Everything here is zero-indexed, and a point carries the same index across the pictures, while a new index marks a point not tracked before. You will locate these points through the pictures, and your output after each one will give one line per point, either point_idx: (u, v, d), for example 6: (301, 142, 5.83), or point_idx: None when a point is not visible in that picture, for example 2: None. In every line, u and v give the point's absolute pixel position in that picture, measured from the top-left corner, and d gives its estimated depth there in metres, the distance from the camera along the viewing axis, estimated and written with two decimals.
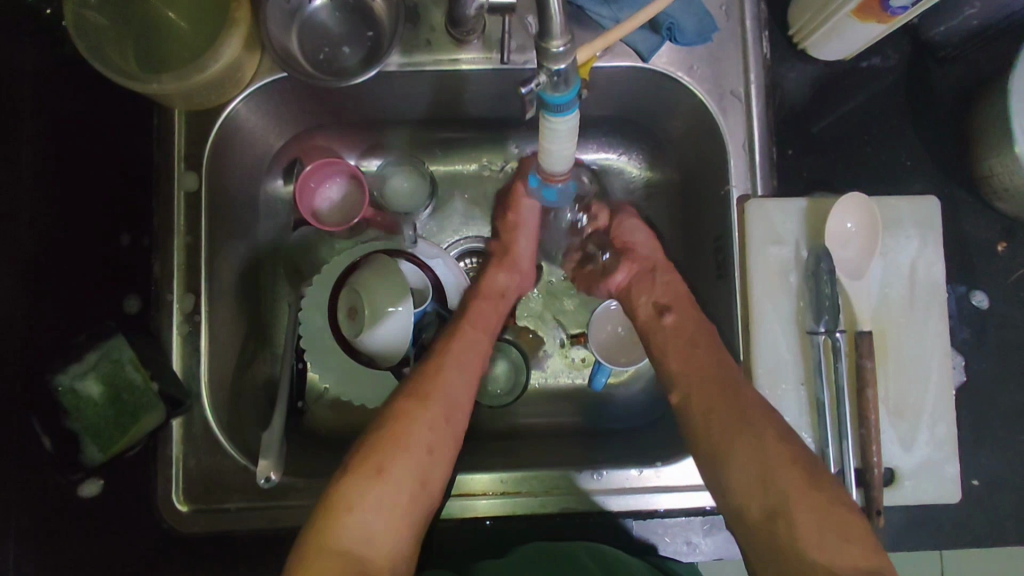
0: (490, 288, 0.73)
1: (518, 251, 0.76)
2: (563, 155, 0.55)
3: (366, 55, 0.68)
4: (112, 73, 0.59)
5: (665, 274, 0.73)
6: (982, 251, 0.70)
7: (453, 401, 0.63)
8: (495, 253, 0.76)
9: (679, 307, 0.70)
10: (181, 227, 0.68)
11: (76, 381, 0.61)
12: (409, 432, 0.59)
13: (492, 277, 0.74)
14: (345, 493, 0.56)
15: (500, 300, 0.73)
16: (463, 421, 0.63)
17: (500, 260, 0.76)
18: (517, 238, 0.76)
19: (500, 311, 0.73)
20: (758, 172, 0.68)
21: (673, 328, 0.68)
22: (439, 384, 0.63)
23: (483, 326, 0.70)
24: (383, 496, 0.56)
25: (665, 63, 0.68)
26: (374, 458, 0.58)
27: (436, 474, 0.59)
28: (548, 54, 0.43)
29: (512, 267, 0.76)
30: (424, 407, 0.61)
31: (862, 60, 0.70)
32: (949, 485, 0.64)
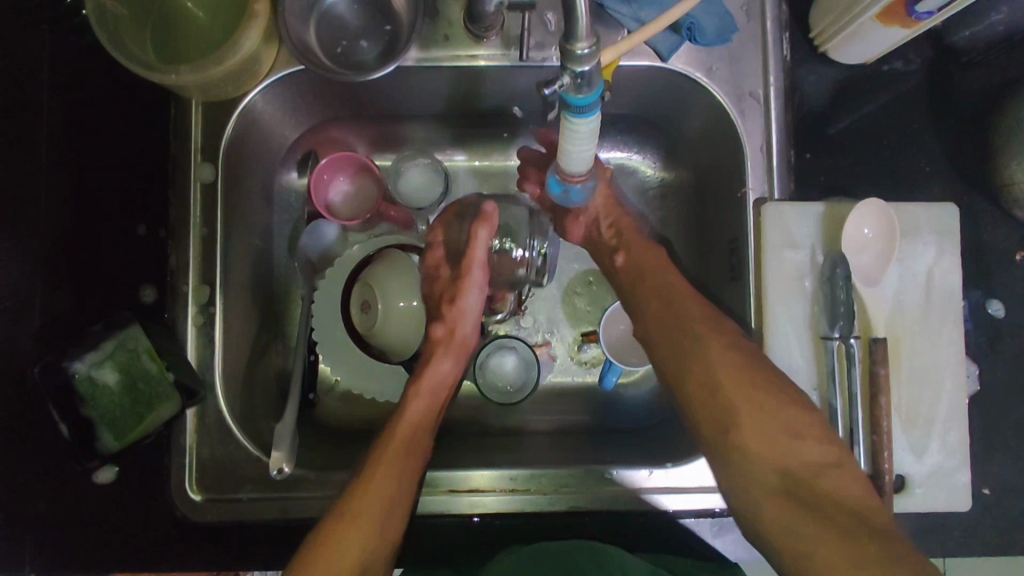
0: (434, 379, 0.68)
1: (461, 334, 0.71)
2: (582, 156, 0.55)
3: (383, 50, 0.69)
4: (133, 64, 0.59)
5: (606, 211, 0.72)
6: (1000, 259, 0.69)
7: (406, 459, 0.62)
8: (439, 338, 0.70)
9: (629, 247, 0.70)
10: (197, 219, 0.68)
11: (94, 370, 0.62)
12: (374, 492, 0.58)
13: (436, 365, 0.69)
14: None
15: (440, 393, 0.68)
16: (409, 496, 0.61)
17: (441, 345, 0.70)
18: (461, 321, 0.71)
19: (434, 407, 0.67)
20: (775, 174, 0.67)
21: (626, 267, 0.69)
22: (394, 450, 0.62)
23: (428, 423, 0.66)
24: (352, 555, 0.54)
25: (684, 64, 0.67)
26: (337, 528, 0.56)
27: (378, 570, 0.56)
28: (572, 56, 0.43)
29: (455, 353, 0.70)
30: (384, 473, 0.60)
31: (883, 64, 0.69)
32: (961, 494, 0.64)
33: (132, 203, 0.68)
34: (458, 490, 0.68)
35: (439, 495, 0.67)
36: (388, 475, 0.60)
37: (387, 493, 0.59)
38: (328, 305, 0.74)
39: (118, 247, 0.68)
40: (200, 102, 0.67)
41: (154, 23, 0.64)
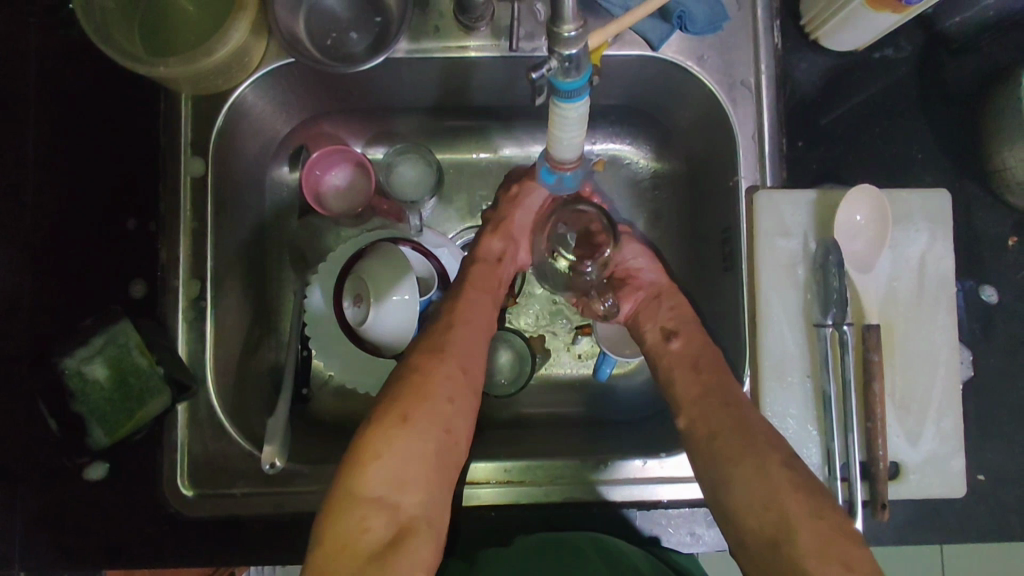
0: (488, 254, 0.71)
1: (514, 221, 0.72)
2: (573, 142, 0.54)
3: (373, 41, 0.68)
4: (119, 57, 0.58)
5: (671, 299, 0.71)
6: (992, 245, 0.69)
7: (475, 320, 0.65)
8: (489, 222, 0.73)
9: (687, 331, 0.68)
10: (186, 213, 0.67)
11: (83, 365, 0.62)
12: (452, 349, 0.62)
13: (487, 242, 0.72)
14: (374, 437, 0.54)
15: (499, 264, 0.71)
16: (482, 359, 0.63)
17: (494, 226, 0.72)
18: (514, 210, 0.72)
19: (501, 276, 0.71)
20: (768, 162, 0.67)
21: (678, 353, 0.66)
22: (464, 309, 0.65)
23: (487, 288, 0.69)
24: (434, 403, 0.57)
25: (675, 52, 0.67)
26: (418, 379, 0.59)
27: (459, 424, 0.58)
28: (560, 38, 0.43)
29: (510, 236, 0.72)
30: (457, 333, 0.63)
31: (875, 52, 0.69)
32: (956, 480, 0.64)
33: (120, 196, 0.67)
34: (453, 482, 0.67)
35: None
36: (461, 337, 0.63)
37: (462, 352, 0.62)
38: (320, 299, 0.73)
39: (108, 242, 0.67)
40: (190, 96, 0.67)
41: (140, 16, 0.64)
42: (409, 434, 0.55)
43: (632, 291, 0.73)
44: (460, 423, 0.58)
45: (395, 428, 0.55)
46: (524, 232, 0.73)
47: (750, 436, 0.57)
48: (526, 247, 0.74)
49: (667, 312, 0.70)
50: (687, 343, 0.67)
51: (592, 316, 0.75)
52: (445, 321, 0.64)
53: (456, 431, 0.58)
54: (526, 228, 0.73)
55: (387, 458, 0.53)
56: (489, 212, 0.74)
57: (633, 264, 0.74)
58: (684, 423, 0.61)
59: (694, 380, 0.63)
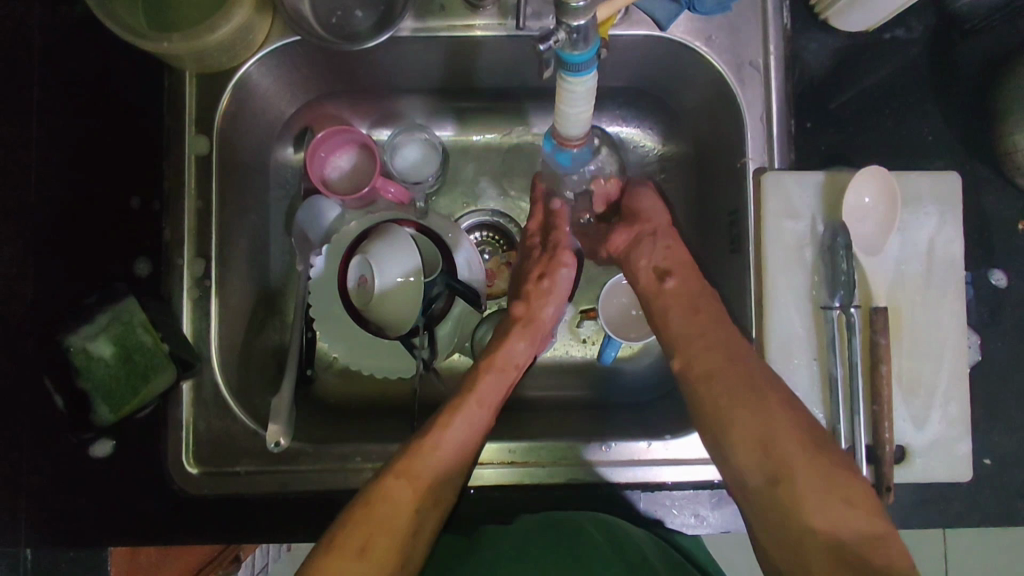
0: (506, 359, 0.68)
1: (544, 319, 0.72)
2: (580, 118, 0.54)
3: (378, 19, 0.68)
4: (124, 32, 0.58)
5: (667, 237, 0.71)
6: (1002, 228, 0.69)
7: (466, 440, 0.62)
8: (519, 319, 0.71)
9: (682, 273, 0.68)
10: (192, 192, 0.67)
11: (88, 342, 0.62)
12: (429, 477, 0.58)
13: (512, 345, 0.69)
14: (326, 571, 0.51)
15: (514, 373, 0.68)
16: (458, 479, 0.61)
17: (523, 327, 0.71)
18: (546, 305, 0.73)
19: (510, 383, 0.68)
20: (776, 144, 0.67)
21: (673, 293, 0.67)
22: (452, 431, 0.61)
23: (491, 404, 0.65)
24: (396, 537, 0.54)
25: (683, 33, 0.66)
26: (384, 509, 0.55)
27: (412, 555, 0.55)
28: (568, 8, 0.42)
29: (535, 338, 0.71)
30: (439, 458, 0.60)
31: (885, 33, 0.68)
32: (962, 464, 0.63)
33: (125, 175, 0.67)
34: None
35: None
36: (442, 463, 0.60)
37: (436, 478, 0.59)
38: (325, 280, 0.73)
39: (114, 220, 0.67)
40: (195, 74, 0.67)
41: None
42: (363, 568, 0.52)
43: (630, 228, 0.72)
44: (413, 559, 0.56)
45: (349, 564, 0.52)
46: (547, 332, 0.73)
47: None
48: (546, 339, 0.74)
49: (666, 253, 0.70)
50: (680, 283, 0.67)
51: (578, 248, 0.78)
52: (432, 435, 0.61)
53: (408, 567, 0.55)
54: (551, 323, 0.73)
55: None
56: (520, 304, 0.73)
57: (639, 203, 0.73)
58: (680, 366, 0.62)
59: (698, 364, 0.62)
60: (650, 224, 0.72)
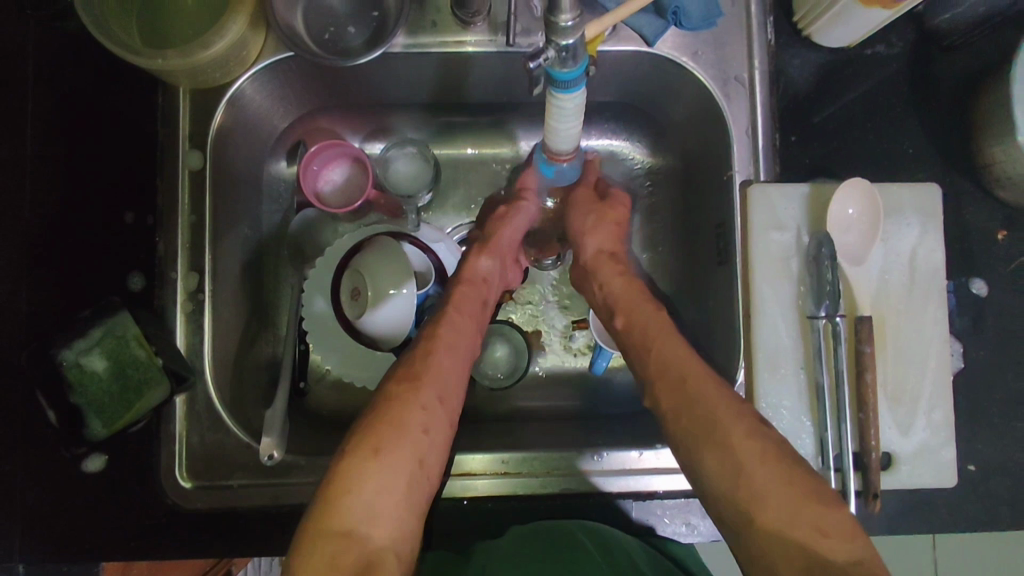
0: (473, 274, 0.71)
1: (501, 239, 0.73)
2: (570, 133, 0.55)
3: (371, 36, 0.69)
4: (119, 48, 0.59)
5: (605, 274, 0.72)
6: (982, 239, 0.70)
7: (457, 344, 0.65)
8: (477, 240, 0.74)
9: (626, 308, 0.68)
10: (185, 207, 0.68)
11: (81, 357, 0.62)
12: (428, 380, 0.61)
13: (474, 261, 0.72)
14: (346, 472, 0.54)
15: (483, 285, 0.71)
16: (461, 382, 0.64)
17: (482, 244, 0.73)
18: (501, 229, 0.74)
19: (485, 296, 0.71)
20: (761, 156, 0.68)
21: (624, 333, 0.67)
22: (444, 343, 0.65)
23: (470, 311, 0.69)
24: (411, 437, 0.57)
25: (670, 48, 0.68)
26: (394, 412, 0.58)
27: (432, 458, 0.58)
28: (557, 28, 0.43)
29: (496, 253, 0.73)
30: (437, 360, 0.63)
31: (866, 48, 0.70)
32: (946, 471, 0.65)
33: (119, 190, 0.68)
34: (451, 474, 0.68)
35: None
36: (444, 370, 0.63)
37: (440, 380, 0.62)
38: (318, 293, 0.74)
39: (106, 235, 0.67)
40: (188, 90, 0.68)
41: (139, 9, 0.65)
42: (382, 466, 0.54)
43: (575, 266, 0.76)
44: (433, 454, 0.58)
45: (366, 462, 0.54)
46: (511, 252, 0.75)
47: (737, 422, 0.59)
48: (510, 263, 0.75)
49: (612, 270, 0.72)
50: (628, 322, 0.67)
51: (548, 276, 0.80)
52: (424, 346, 0.64)
53: (429, 463, 0.57)
54: (512, 249, 0.75)
55: (361, 492, 0.53)
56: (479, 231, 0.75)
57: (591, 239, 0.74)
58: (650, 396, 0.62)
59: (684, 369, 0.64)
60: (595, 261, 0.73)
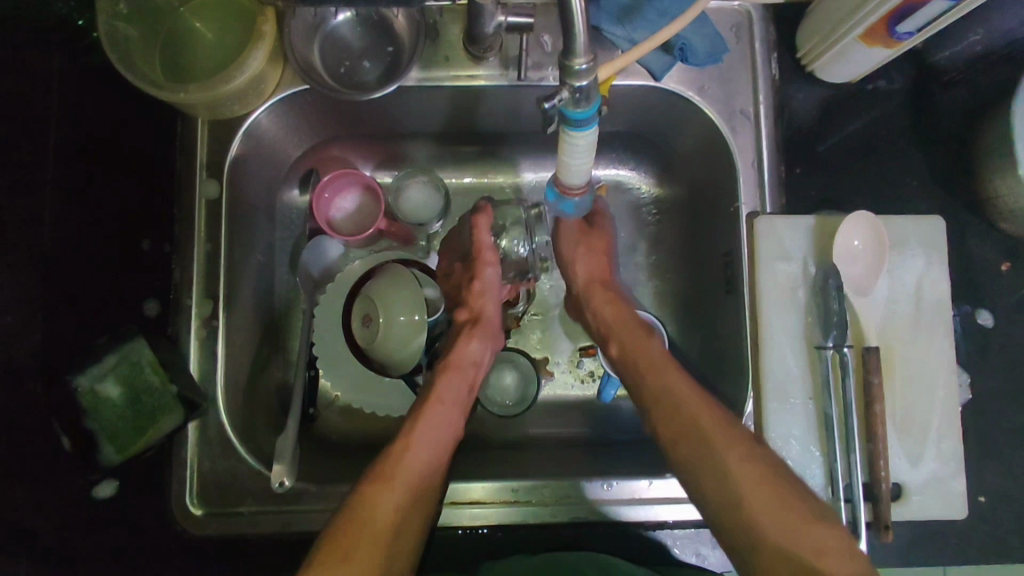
0: (462, 360, 0.70)
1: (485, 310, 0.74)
2: (581, 168, 0.56)
3: (386, 70, 0.71)
4: (142, 83, 0.61)
5: (587, 267, 0.74)
6: (986, 270, 0.71)
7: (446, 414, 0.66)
8: (465, 324, 0.73)
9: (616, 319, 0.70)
10: (201, 235, 0.69)
11: (96, 383, 0.63)
12: (403, 467, 0.60)
13: (464, 346, 0.71)
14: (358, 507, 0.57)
15: (473, 370, 0.70)
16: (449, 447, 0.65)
17: (471, 330, 0.73)
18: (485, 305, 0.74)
19: (472, 381, 0.71)
20: (767, 188, 0.69)
21: (615, 324, 0.70)
22: (422, 426, 0.64)
23: (456, 393, 0.68)
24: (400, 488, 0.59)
25: (677, 83, 0.70)
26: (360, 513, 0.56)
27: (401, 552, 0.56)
28: (572, 71, 0.44)
29: (481, 337, 0.72)
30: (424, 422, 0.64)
31: (868, 84, 0.72)
32: (957, 501, 0.64)
33: (135, 219, 0.69)
34: (460, 502, 0.68)
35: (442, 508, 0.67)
36: (416, 459, 0.62)
37: (430, 439, 0.64)
38: (329, 319, 0.74)
39: (122, 262, 0.68)
40: (206, 121, 0.69)
41: (162, 44, 0.67)
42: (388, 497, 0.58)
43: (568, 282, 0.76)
44: (420, 511, 0.60)
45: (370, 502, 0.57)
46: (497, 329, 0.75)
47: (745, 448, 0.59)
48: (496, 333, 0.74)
49: (593, 264, 0.75)
50: (617, 314, 0.70)
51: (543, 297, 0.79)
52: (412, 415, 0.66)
53: (418, 510, 0.60)
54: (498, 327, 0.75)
55: (369, 524, 0.56)
56: (464, 310, 0.74)
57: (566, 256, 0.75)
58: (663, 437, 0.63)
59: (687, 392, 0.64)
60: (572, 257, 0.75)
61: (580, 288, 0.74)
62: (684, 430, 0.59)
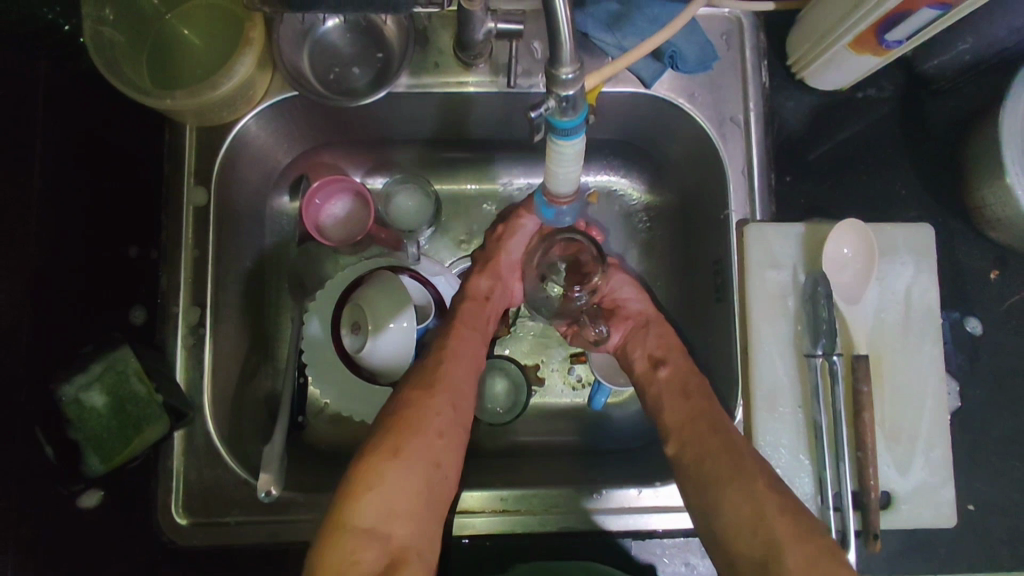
0: (477, 292, 0.73)
1: (503, 258, 0.75)
2: (570, 177, 0.56)
3: (375, 76, 0.71)
4: (127, 88, 0.61)
5: (659, 327, 0.73)
6: (976, 278, 0.72)
7: (464, 357, 0.67)
8: (477, 262, 0.76)
9: (674, 360, 0.69)
10: (188, 242, 0.69)
11: (81, 392, 0.62)
12: (442, 386, 0.63)
13: (475, 281, 0.74)
14: (370, 468, 0.56)
15: (488, 303, 0.73)
16: (474, 388, 0.65)
17: (482, 266, 0.75)
18: (502, 250, 0.76)
19: (489, 314, 0.73)
20: (757, 196, 0.69)
21: (668, 381, 0.68)
22: (447, 376, 0.64)
23: (475, 326, 0.70)
24: (426, 437, 0.59)
25: (667, 90, 0.70)
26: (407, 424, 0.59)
27: (449, 458, 0.60)
28: (557, 81, 0.44)
29: (495, 273, 0.75)
30: (447, 366, 0.65)
31: (858, 92, 0.72)
32: (945, 511, 0.64)
33: (123, 227, 0.71)
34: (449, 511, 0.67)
35: None
36: (453, 376, 0.64)
37: (454, 384, 0.64)
38: (318, 327, 0.74)
39: (108, 268, 0.69)
40: (194, 127, 0.69)
41: (149, 50, 0.67)
42: (404, 463, 0.57)
43: (624, 322, 0.75)
44: (449, 457, 0.60)
45: (388, 461, 0.56)
46: (511, 270, 0.76)
47: (729, 455, 0.60)
48: (511, 286, 0.77)
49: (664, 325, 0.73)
50: (674, 371, 0.68)
51: (584, 343, 0.75)
52: (434, 358, 0.66)
53: (445, 463, 0.59)
54: (512, 267, 0.77)
55: (383, 486, 0.55)
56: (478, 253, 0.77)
57: (622, 293, 0.76)
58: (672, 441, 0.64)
59: (690, 416, 0.63)
60: (642, 304, 0.75)
61: (653, 338, 0.72)
62: (689, 422, 0.63)
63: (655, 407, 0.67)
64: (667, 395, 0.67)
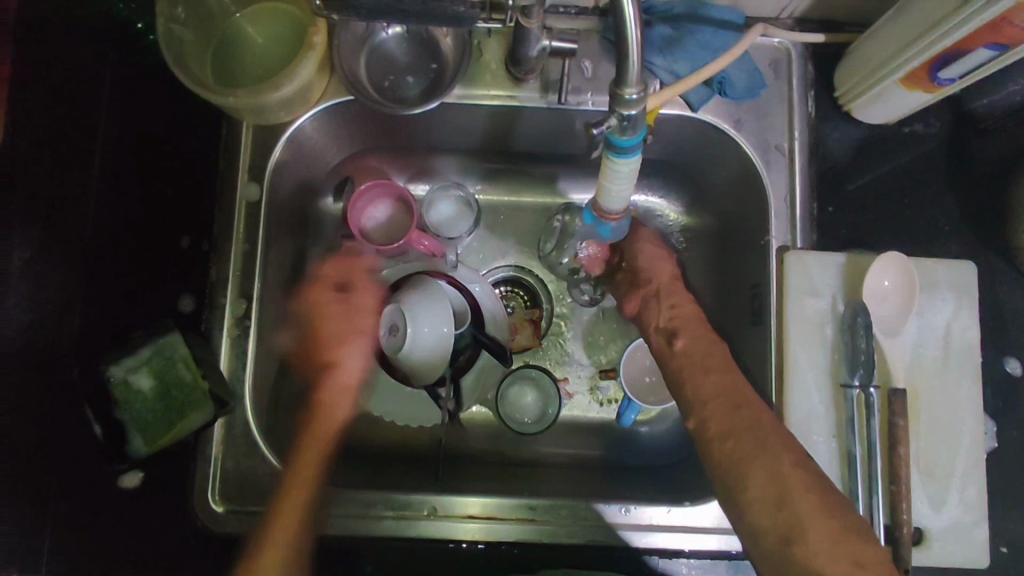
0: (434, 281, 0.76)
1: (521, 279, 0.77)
2: (621, 195, 0.57)
3: (427, 86, 0.73)
4: (193, 85, 0.63)
5: (671, 296, 0.71)
6: (1016, 319, 0.71)
7: (362, 338, 0.68)
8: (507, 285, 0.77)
9: (689, 331, 0.67)
10: (239, 235, 0.70)
11: (129, 374, 0.64)
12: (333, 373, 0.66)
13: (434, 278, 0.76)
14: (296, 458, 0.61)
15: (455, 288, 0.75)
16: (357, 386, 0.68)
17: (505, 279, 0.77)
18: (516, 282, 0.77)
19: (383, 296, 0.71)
20: (799, 224, 0.70)
21: (684, 352, 0.65)
22: (346, 365, 0.66)
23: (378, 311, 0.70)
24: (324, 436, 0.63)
25: (714, 115, 0.71)
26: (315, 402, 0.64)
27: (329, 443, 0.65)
28: (621, 100, 0.46)
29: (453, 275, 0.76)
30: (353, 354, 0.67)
31: (904, 126, 0.73)
32: (979, 550, 0.64)
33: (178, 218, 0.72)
34: (477, 516, 0.68)
35: (461, 521, 0.67)
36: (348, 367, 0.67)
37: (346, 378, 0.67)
38: None
39: (160, 256, 0.71)
40: (251, 124, 0.71)
41: (214, 49, 0.69)
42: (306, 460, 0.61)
43: (636, 293, 0.74)
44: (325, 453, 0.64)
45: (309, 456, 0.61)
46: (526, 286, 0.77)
47: None
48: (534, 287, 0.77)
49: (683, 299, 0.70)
50: (691, 343, 0.65)
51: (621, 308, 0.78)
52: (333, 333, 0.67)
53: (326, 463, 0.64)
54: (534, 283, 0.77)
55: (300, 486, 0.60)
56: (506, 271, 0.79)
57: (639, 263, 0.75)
58: (694, 426, 0.61)
59: (717, 394, 0.60)
60: (660, 270, 0.73)
61: (666, 315, 0.69)
62: (713, 401, 0.60)
63: (677, 385, 0.64)
64: (687, 375, 0.63)
